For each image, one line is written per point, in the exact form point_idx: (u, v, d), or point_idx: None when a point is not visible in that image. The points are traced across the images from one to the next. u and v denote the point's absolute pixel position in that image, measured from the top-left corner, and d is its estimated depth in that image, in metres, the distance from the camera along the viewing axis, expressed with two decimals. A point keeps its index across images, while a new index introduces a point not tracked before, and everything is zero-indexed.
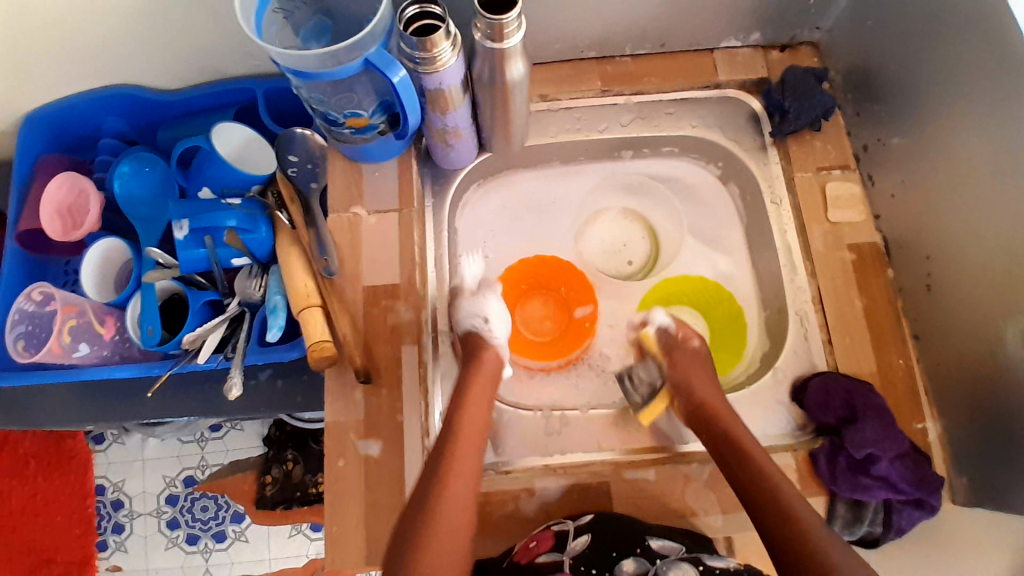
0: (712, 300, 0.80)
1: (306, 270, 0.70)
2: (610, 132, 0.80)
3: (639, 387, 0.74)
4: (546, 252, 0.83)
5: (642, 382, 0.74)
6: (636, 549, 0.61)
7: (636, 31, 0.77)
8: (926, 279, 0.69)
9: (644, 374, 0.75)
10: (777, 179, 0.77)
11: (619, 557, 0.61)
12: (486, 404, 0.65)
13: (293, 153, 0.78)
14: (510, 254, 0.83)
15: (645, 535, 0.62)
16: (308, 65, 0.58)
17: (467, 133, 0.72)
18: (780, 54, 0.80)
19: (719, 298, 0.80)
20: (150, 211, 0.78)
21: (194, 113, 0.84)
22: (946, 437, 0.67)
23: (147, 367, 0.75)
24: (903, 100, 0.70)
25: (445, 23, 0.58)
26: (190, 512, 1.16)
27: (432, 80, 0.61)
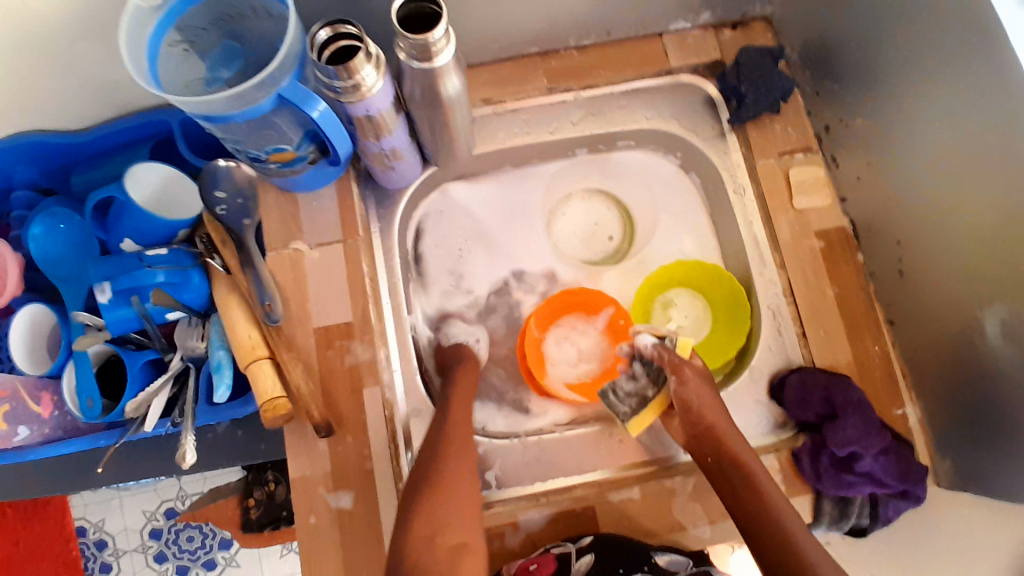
0: (711, 283, 0.74)
1: (247, 319, 0.65)
2: (562, 132, 0.75)
3: (626, 399, 0.67)
4: (522, 255, 0.78)
5: (629, 394, 0.67)
6: (644, 567, 0.60)
7: (578, 22, 0.72)
8: (897, 264, 0.67)
9: (632, 384, 0.67)
10: (739, 168, 0.73)
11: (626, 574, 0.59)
12: None
13: (219, 188, 0.70)
14: (481, 266, 0.77)
15: (651, 551, 0.61)
16: (215, 109, 0.51)
17: (408, 152, 0.66)
18: (733, 32, 0.76)
19: (719, 281, 0.73)
20: (71, 270, 0.71)
21: (108, 153, 0.77)
22: (927, 421, 0.66)
23: (93, 439, 0.70)
24: (863, 77, 0.66)
25: (365, 44, 0.52)
26: (175, 544, 1.13)
27: (359, 108, 0.56)
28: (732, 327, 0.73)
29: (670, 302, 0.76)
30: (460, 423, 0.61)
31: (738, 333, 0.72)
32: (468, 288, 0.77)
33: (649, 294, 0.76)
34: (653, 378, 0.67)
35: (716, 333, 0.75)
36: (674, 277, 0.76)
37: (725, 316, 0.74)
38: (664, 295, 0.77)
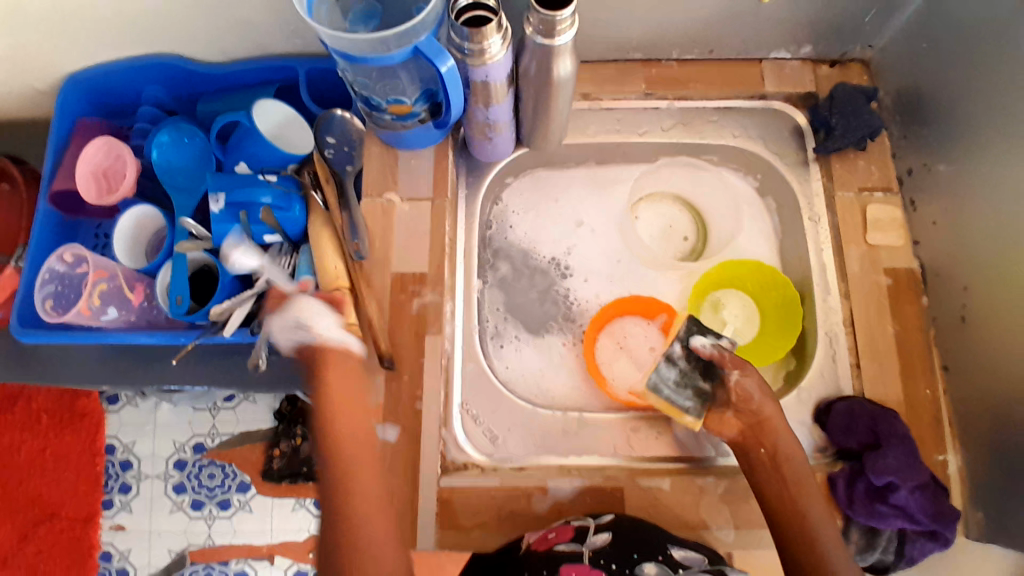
0: (766, 287, 0.75)
1: (337, 253, 0.71)
2: (649, 136, 0.79)
3: (682, 390, 0.66)
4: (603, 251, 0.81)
5: (681, 384, 0.66)
6: (658, 556, 0.59)
7: (685, 36, 0.76)
8: (960, 311, 0.67)
9: (675, 371, 0.66)
10: (816, 196, 0.75)
11: (640, 560, 0.59)
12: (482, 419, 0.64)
13: (330, 135, 0.78)
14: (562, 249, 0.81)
15: (667, 543, 0.61)
16: (357, 49, 0.58)
17: (507, 126, 0.71)
18: (829, 69, 0.79)
19: (775, 285, 0.75)
20: (187, 181, 0.80)
21: (236, 88, 0.85)
22: (967, 471, 0.65)
23: (172, 335, 0.76)
24: (955, 127, 0.68)
25: (498, 16, 0.58)
26: (197, 478, 1.17)
27: (479, 73, 0.61)
28: (779, 333, 0.74)
29: (718, 302, 0.78)
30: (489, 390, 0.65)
31: (785, 338, 0.74)
32: (533, 267, 0.80)
33: (704, 288, 0.77)
34: (702, 371, 0.66)
35: (763, 336, 0.76)
36: (730, 278, 0.77)
37: (773, 322, 0.76)
38: (713, 295, 0.78)
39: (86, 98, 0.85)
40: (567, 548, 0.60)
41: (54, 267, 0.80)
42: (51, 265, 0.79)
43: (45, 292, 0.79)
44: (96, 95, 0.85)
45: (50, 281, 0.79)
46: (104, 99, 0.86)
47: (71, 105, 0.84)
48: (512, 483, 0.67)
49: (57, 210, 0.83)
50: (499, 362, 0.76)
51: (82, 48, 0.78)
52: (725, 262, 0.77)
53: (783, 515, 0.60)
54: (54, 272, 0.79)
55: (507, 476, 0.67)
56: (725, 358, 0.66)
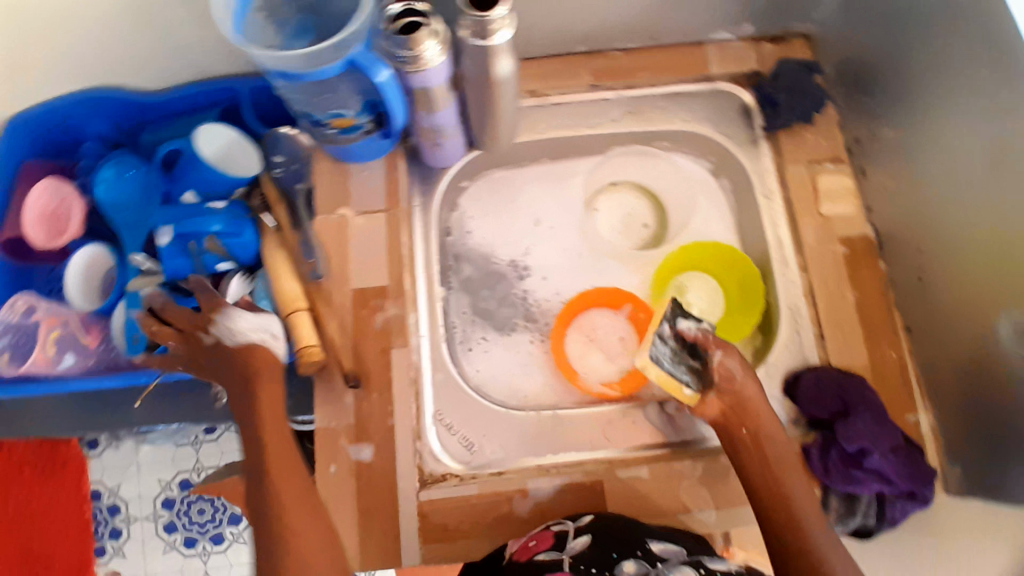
0: (726, 267, 0.76)
1: (292, 273, 0.70)
2: (601, 128, 0.79)
3: (679, 366, 0.64)
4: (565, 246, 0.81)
5: (676, 360, 0.65)
6: (636, 553, 0.58)
7: (625, 25, 0.76)
8: (917, 274, 0.68)
9: (667, 351, 0.65)
10: (768, 172, 0.76)
11: (621, 558, 0.57)
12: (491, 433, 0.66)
13: (277, 153, 0.78)
14: (524, 250, 0.81)
15: (644, 538, 0.60)
16: (290, 65, 0.57)
17: (455, 131, 0.71)
18: (772, 46, 0.79)
19: (734, 264, 0.76)
20: (132, 215, 0.77)
21: (179, 115, 0.83)
22: (940, 430, 0.66)
23: (133, 375, 0.74)
24: (897, 94, 0.69)
25: (430, 21, 0.57)
26: (186, 515, 1.16)
27: (417, 78, 0.60)
28: (742, 311, 0.75)
29: (682, 286, 0.77)
30: None
31: (749, 314, 0.74)
32: (497, 268, 0.80)
33: (667, 274, 0.78)
34: (690, 350, 0.66)
35: (728, 315, 0.76)
36: (693, 262, 0.78)
37: (737, 301, 0.76)
38: (677, 279, 0.78)
39: (23, 139, 0.81)
40: (548, 557, 0.58)
41: (4, 319, 0.76)
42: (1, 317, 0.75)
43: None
44: (32, 135, 0.82)
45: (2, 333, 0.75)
46: (42, 137, 0.83)
47: (15, 149, 0.81)
48: (491, 489, 0.66)
49: (6, 258, 0.80)
50: (470, 367, 0.75)
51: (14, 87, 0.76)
52: (686, 246, 0.77)
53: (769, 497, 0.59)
54: (5, 323, 0.75)
55: (486, 482, 0.66)
56: (709, 338, 0.65)
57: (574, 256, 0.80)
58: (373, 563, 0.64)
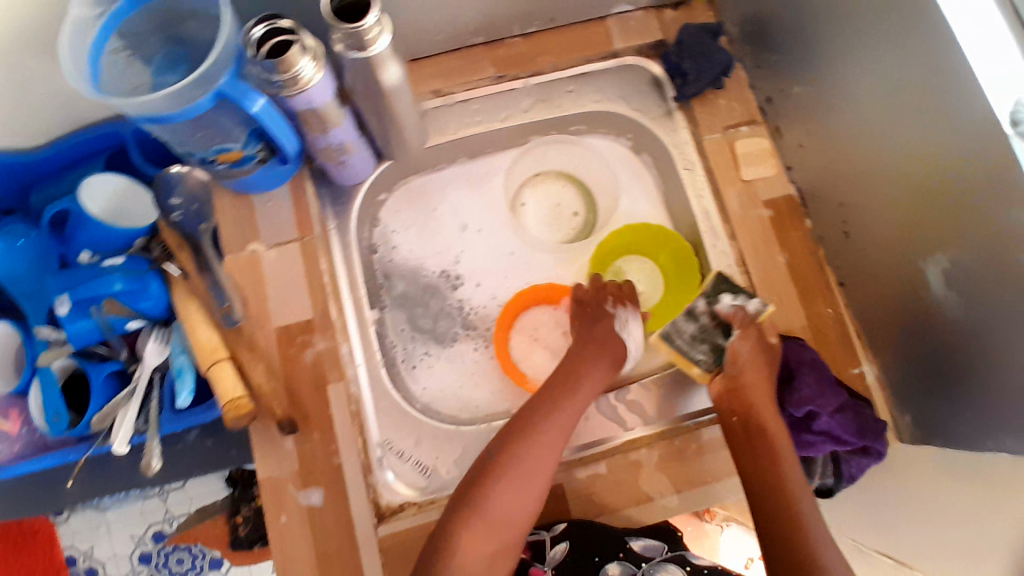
0: (658, 244, 0.75)
1: (206, 321, 0.66)
2: (511, 120, 0.76)
3: (697, 345, 0.65)
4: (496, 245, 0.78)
5: (696, 339, 0.65)
6: (619, 554, 0.68)
7: (519, 11, 0.73)
8: (842, 227, 0.67)
9: (694, 326, 0.65)
10: (686, 144, 0.74)
11: (602, 561, 0.67)
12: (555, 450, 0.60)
13: (174, 196, 0.71)
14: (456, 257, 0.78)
15: None
16: (151, 108, 0.52)
17: (357, 146, 0.67)
18: (673, 13, 0.77)
19: (664, 241, 0.74)
20: (30, 285, 0.71)
21: (64, 169, 0.77)
22: (884, 379, 0.67)
23: (62, 455, 0.69)
24: (796, 47, 0.68)
25: (298, 37, 0.53)
26: (165, 566, 1.10)
27: (300, 101, 0.56)
28: (678, 289, 0.75)
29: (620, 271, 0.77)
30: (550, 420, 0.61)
31: (686, 290, 0.74)
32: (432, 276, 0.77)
33: (603, 261, 0.77)
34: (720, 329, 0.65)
35: (668, 295, 0.75)
36: (626, 245, 0.77)
37: (672, 280, 0.75)
38: (615, 265, 0.77)
39: None
40: None
41: None
42: None
43: None
44: None
45: None
46: None
47: None
48: None
49: None
50: (414, 386, 0.73)
51: None
52: (615, 231, 0.76)
53: (755, 479, 0.59)
54: None
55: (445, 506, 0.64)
56: (736, 317, 0.63)
57: (506, 253, 0.78)
58: None
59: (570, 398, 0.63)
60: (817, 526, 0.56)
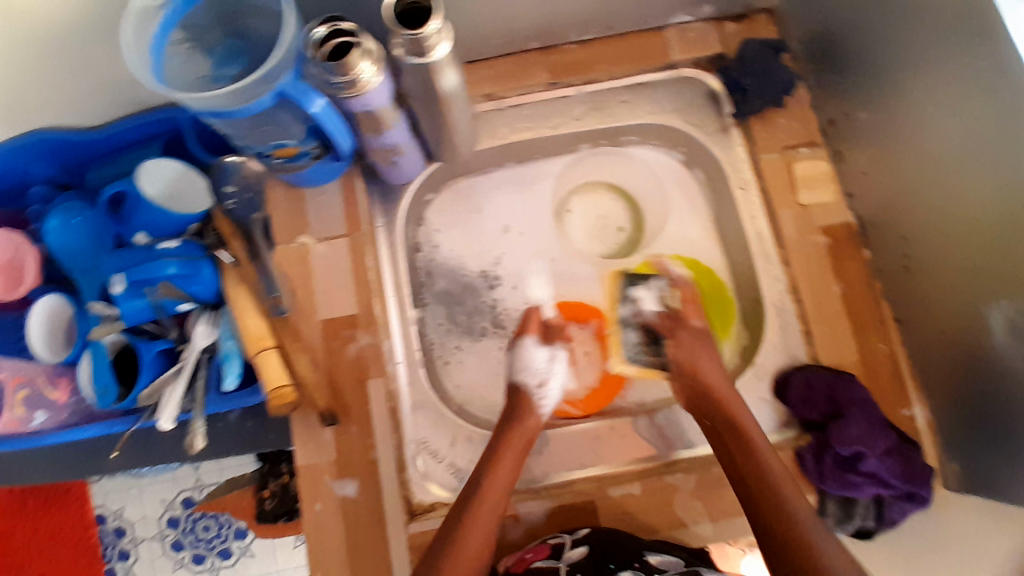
0: (688, 272, 0.75)
1: (256, 311, 0.68)
2: (562, 128, 0.75)
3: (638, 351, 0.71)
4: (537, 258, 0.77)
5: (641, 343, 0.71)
6: (633, 564, 0.58)
7: (578, 17, 0.72)
8: (902, 261, 0.65)
9: (634, 336, 0.72)
10: (742, 162, 0.72)
11: (616, 569, 0.58)
12: (513, 470, 0.61)
13: (230, 183, 0.73)
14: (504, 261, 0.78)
15: (642, 550, 0.60)
16: (214, 104, 0.53)
17: (410, 147, 0.67)
18: (736, 25, 0.75)
19: (695, 269, 0.75)
20: (83, 262, 0.73)
21: (124, 150, 0.79)
22: (935, 422, 0.64)
23: (108, 425, 0.71)
24: (864, 71, 0.65)
25: (360, 41, 0.53)
26: (192, 533, 1.18)
27: (357, 103, 0.56)
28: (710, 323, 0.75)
29: None
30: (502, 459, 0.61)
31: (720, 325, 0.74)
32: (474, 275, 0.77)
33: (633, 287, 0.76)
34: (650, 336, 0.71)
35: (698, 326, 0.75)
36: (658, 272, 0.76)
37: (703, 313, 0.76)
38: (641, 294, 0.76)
39: None
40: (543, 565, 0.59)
41: None
42: None
43: None
44: None
45: None
46: None
47: None
48: None
49: None
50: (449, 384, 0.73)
51: None
52: (646, 262, 0.76)
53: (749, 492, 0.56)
54: None
55: None
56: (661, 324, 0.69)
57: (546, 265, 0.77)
58: None
59: (535, 418, 0.65)
60: (816, 529, 0.52)
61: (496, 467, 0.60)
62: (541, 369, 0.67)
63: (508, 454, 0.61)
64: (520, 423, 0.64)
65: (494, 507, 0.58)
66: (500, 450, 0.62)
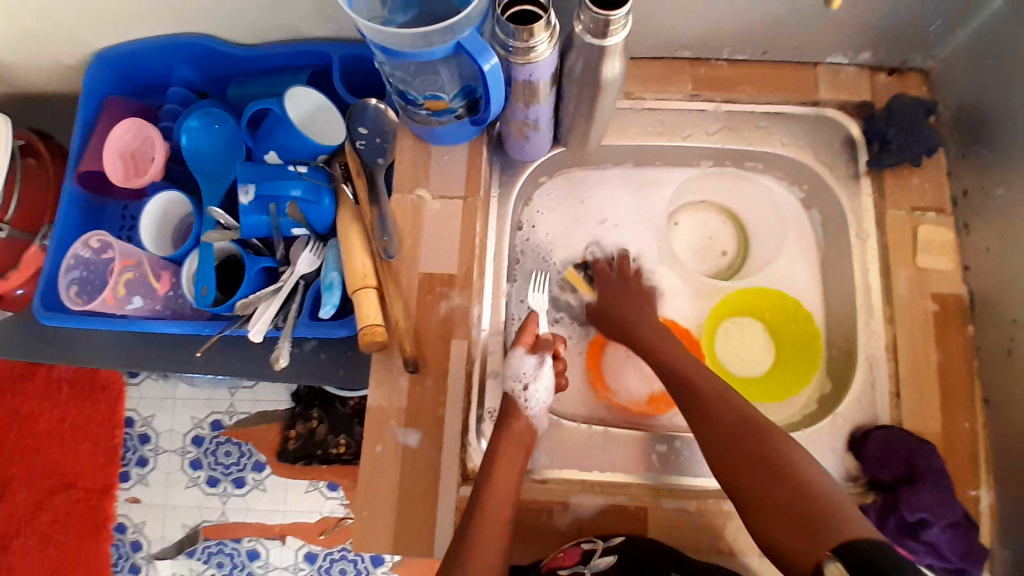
0: (771, 306, 0.75)
1: (364, 249, 0.69)
2: (694, 140, 0.76)
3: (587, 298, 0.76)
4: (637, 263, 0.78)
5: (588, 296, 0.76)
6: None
7: (737, 37, 0.73)
8: (1007, 345, 0.64)
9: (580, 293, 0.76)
10: (865, 213, 0.72)
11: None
12: (516, 474, 0.61)
13: (362, 125, 0.75)
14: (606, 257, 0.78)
15: (671, 573, 0.59)
16: (399, 43, 0.55)
17: (547, 127, 0.69)
18: (888, 78, 0.75)
19: (780, 303, 0.74)
20: (215, 168, 0.78)
21: (267, 73, 0.82)
22: (999, 509, 0.64)
23: (197, 326, 0.73)
24: (1015, 149, 0.64)
25: (547, 13, 0.55)
26: (212, 455, 1.24)
27: (523, 71, 0.58)
28: (798, 366, 0.73)
29: (732, 328, 0.76)
30: (496, 467, 0.61)
31: (806, 370, 0.73)
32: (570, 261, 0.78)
33: (723, 313, 0.76)
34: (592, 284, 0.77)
35: (778, 366, 0.75)
36: (746, 305, 0.76)
37: (791, 354, 0.74)
38: (728, 320, 0.76)
39: (115, 76, 0.83)
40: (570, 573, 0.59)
41: (80, 253, 0.78)
42: (76, 251, 0.77)
43: (70, 278, 0.77)
44: (126, 74, 0.83)
45: (75, 267, 0.78)
46: (135, 79, 0.84)
47: (99, 86, 0.82)
48: (533, 497, 0.65)
49: (83, 191, 0.81)
50: None
51: (110, 26, 0.76)
52: (746, 290, 0.75)
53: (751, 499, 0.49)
54: (79, 258, 0.78)
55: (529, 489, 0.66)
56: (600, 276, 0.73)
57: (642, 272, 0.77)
58: (406, 550, 0.64)
59: (523, 423, 0.64)
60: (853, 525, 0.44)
61: (494, 473, 0.60)
62: (527, 373, 0.66)
63: (501, 457, 0.61)
64: (513, 425, 0.63)
65: (495, 513, 0.58)
66: (498, 452, 0.62)
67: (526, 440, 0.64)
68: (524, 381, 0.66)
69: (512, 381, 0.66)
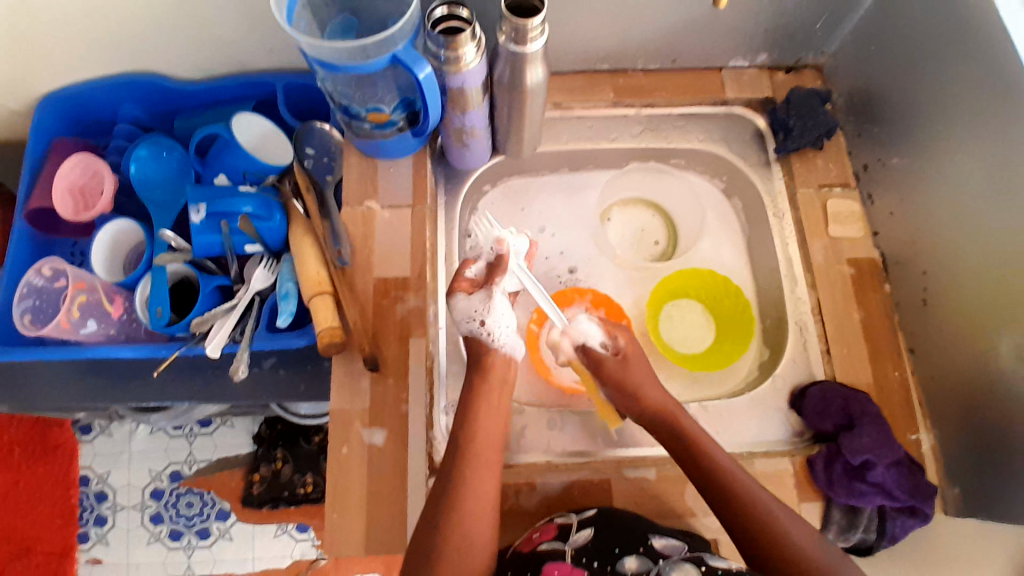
0: (719, 294, 0.81)
1: (317, 258, 0.71)
2: (620, 142, 0.83)
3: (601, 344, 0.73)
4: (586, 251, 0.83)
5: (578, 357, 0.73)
6: (639, 549, 0.59)
7: (648, 47, 0.80)
8: (922, 294, 0.71)
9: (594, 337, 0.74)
10: (779, 195, 0.79)
11: (621, 554, 0.59)
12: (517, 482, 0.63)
13: (309, 145, 0.82)
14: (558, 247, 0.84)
15: (648, 533, 0.60)
16: (338, 58, 0.60)
17: (484, 133, 0.73)
18: (786, 75, 0.84)
19: (727, 292, 0.80)
20: (163, 195, 0.81)
21: (214, 104, 0.86)
22: (940, 449, 0.69)
23: (153, 348, 0.75)
24: (902, 123, 0.73)
25: (472, 26, 0.60)
26: (174, 507, 1.21)
27: (455, 80, 0.63)
28: (735, 337, 0.79)
29: (672, 313, 0.83)
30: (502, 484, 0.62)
31: (741, 344, 0.78)
32: None
33: (665, 297, 0.82)
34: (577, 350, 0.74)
35: (715, 343, 0.81)
36: (683, 288, 0.83)
37: (727, 328, 0.81)
38: (667, 307, 0.83)
39: (60, 117, 0.85)
40: (548, 547, 0.60)
41: (31, 282, 0.79)
42: (29, 279, 0.79)
43: (23, 307, 0.79)
44: (71, 113, 0.85)
45: (28, 296, 0.79)
46: (78, 117, 0.86)
47: (46, 124, 0.84)
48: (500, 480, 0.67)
49: (32, 229, 0.83)
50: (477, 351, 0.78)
51: (55, 67, 0.78)
52: (682, 270, 0.81)
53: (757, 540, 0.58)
54: (29, 286, 0.79)
55: None
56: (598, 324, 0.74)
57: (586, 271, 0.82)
58: (378, 550, 0.64)
59: (497, 358, 0.67)
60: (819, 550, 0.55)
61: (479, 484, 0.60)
62: (478, 310, 0.69)
63: (488, 458, 0.61)
64: (489, 363, 0.67)
65: None
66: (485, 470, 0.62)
67: (504, 375, 0.67)
68: (479, 318, 0.69)
69: (466, 323, 0.69)
